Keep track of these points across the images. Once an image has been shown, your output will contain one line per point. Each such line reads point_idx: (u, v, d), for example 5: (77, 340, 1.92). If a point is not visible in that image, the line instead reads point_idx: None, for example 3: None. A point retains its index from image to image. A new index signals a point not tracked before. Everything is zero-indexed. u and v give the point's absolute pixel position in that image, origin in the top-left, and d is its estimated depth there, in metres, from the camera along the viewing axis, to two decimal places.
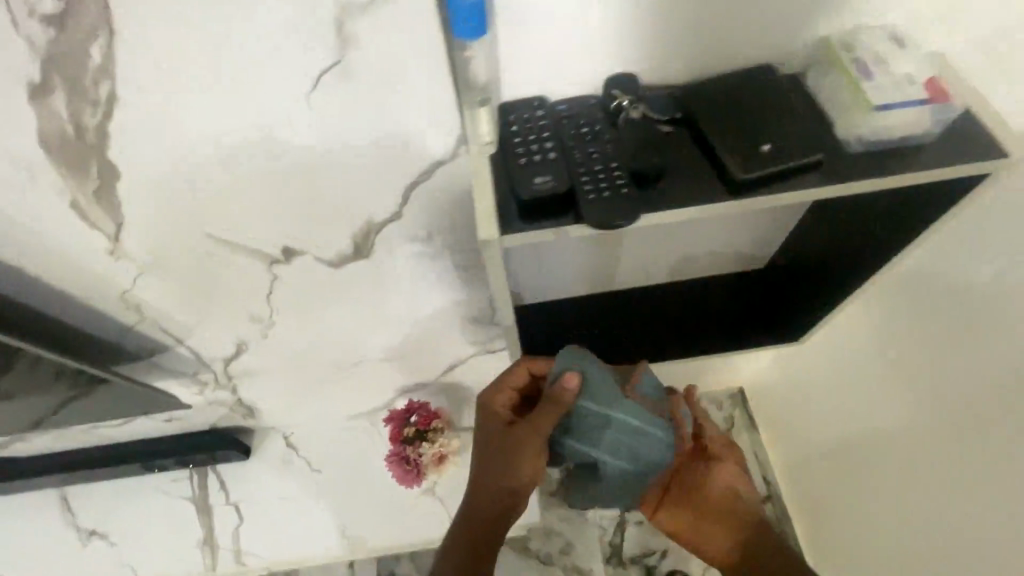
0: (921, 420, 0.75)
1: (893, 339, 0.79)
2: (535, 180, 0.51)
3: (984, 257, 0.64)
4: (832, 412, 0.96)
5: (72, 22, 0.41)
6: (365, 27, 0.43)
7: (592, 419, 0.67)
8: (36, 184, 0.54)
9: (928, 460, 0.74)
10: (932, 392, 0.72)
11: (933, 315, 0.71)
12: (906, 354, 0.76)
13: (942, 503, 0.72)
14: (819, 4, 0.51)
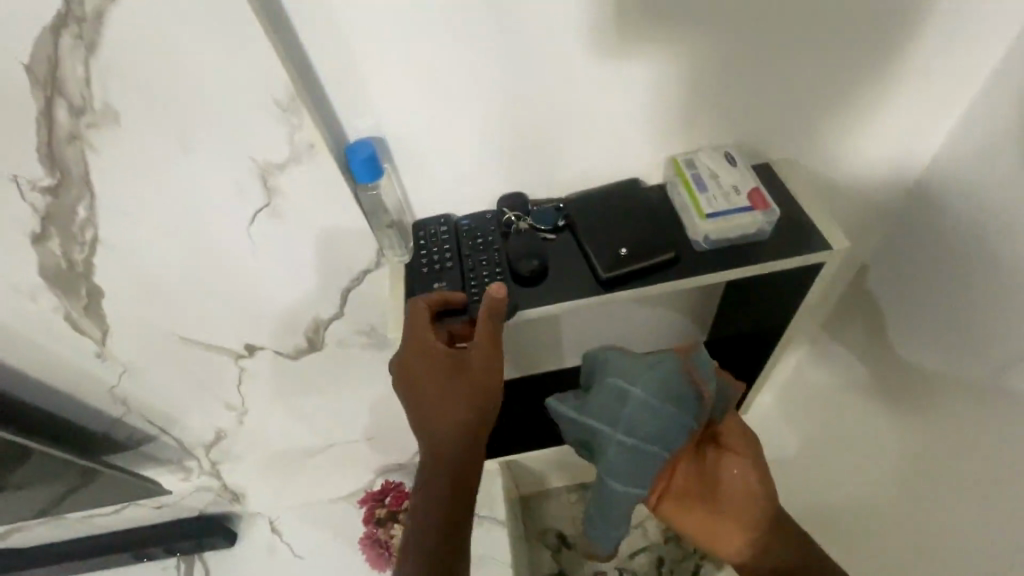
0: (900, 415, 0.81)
1: (874, 345, 0.88)
2: (432, 286, 0.63)
3: (939, 271, 0.75)
4: (815, 421, 1.02)
5: (64, 189, 0.52)
6: (284, 178, 0.55)
7: (611, 394, 0.63)
8: (38, 304, 0.66)
9: (905, 453, 0.79)
10: (910, 388, 0.79)
11: (907, 321, 0.80)
12: (888, 355, 0.84)
13: (918, 493, 0.76)
14: (657, 132, 0.64)
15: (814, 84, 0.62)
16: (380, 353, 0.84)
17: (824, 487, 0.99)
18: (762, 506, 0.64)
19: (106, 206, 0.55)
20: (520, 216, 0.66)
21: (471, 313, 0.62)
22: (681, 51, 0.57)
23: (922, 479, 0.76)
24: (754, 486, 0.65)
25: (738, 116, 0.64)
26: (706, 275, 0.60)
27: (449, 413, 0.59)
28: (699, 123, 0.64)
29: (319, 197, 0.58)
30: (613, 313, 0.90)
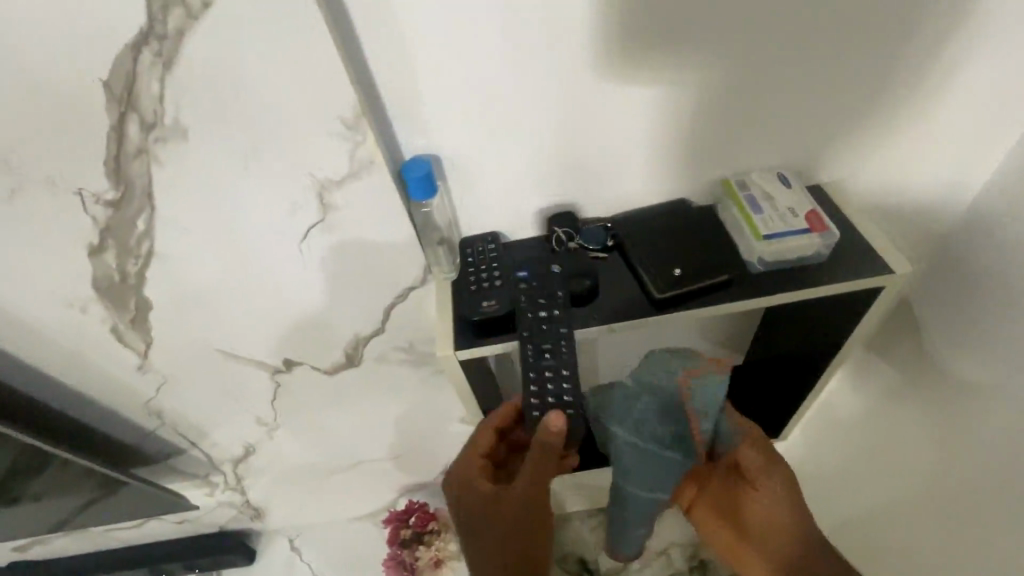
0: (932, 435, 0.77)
1: (901, 370, 0.84)
2: (483, 304, 0.61)
3: (971, 290, 0.72)
4: (839, 452, 0.95)
5: (127, 203, 0.53)
6: (341, 196, 0.55)
7: (622, 402, 0.70)
8: (86, 316, 0.66)
9: (945, 472, 0.74)
10: (945, 407, 0.75)
11: (941, 342, 0.78)
12: (915, 378, 0.81)
13: (962, 513, 0.70)
14: (708, 156, 0.63)
15: (872, 109, 0.61)
16: (416, 370, 0.83)
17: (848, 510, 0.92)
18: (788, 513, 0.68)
19: (165, 220, 0.55)
20: (570, 235, 0.65)
21: (523, 333, 0.61)
22: (740, 75, 0.57)
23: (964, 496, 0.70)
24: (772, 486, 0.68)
25: (792, 140, 0.63)
26: (762, 298, 0.59)
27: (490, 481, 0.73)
28: (754, 148, 0.63)
29: (374, 214, 0.58)
30: (652, 338, 0.89)
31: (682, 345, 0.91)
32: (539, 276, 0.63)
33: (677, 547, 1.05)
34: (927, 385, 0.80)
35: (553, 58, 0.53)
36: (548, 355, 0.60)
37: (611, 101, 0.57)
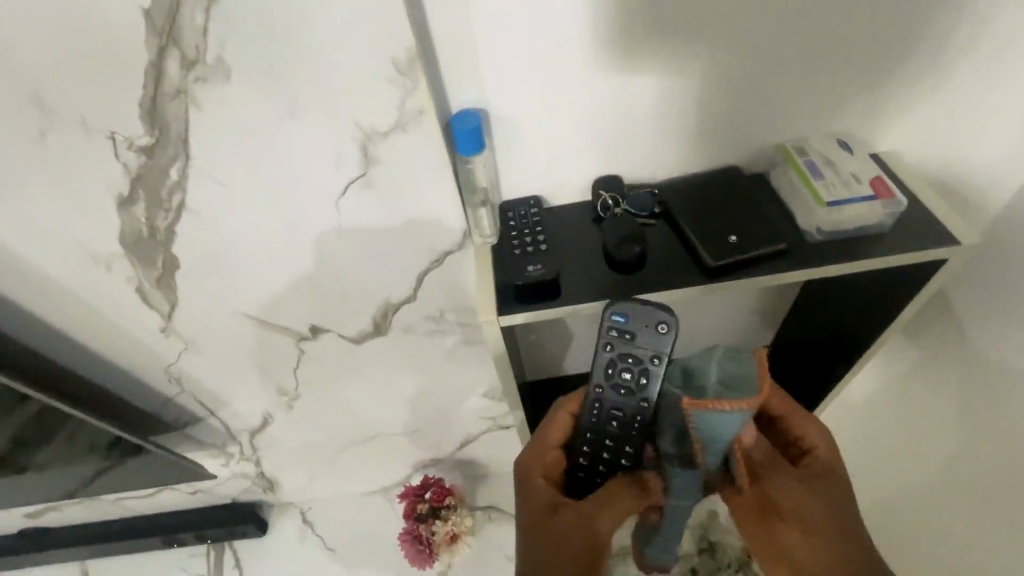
0: (970, 412, 0.72)
1: (937, 350, 0.78)
2: (528, 268, 0.61)
3: (998, 262, 0.65)
4: (877, 434, 0.89)
5: (160, 150, 0.52)
6: (384, 148, 0.54)
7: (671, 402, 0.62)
8: (109, 274, 0.64)
9: (983, 449, 0.69)
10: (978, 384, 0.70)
11: (967, 318, 0.72)
12: (950, 358, 0.75)
13: (1000, 489, 0.66)
14: (748, 123, 0.63)
15: (916, 74, 0.60)
16: (444, 341, 0.81)
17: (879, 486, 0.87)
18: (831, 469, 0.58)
19: (199, 168, 0.54)
20: (616, 199, 0.64)
21: (571, 298, 0.60)
22: (784, 36, 0.56)
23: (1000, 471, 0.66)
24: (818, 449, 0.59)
25: (834, 106, 0.63)
26: (824, 265, 0.58)
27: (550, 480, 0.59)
28: (792, 113, 0.63)
29: (413, 172, 0.57)
30: (684, 313, 0.86)
31: (710, 325, 0.90)
32: (639, 328, 0.58)
33: (688, 531, 1.02)
34: (961, 369, 0.73)
35: (596, 11, 0.52)
36: (624, 391, 0.59)
37: (651, 59, 0.56)
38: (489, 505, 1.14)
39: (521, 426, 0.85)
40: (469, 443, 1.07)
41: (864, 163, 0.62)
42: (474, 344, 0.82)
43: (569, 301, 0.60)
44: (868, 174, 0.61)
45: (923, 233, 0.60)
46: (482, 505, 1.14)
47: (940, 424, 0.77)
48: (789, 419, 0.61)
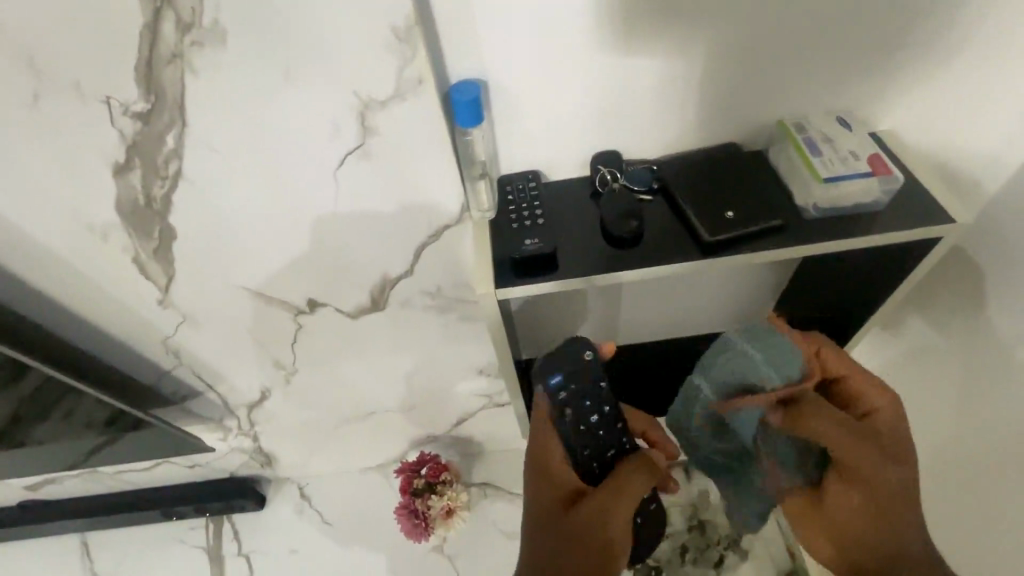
0: (974, 388, 0.73)
1: (942, 326, 0.79)
2: (526, 242, 0.61)
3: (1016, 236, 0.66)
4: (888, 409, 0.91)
5: (155, 116, 0.52)
6: (382, 117, 0.54)
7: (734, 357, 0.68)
8: (106, 244, 0.64)
9: (986, 424, 0.71)
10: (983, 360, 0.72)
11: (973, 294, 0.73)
12: (955, 335, 0.76)
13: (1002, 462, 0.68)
14: (746, 101, 0.63)
15: (918, 50, 0.59)
16: (441, 317, 0.81)
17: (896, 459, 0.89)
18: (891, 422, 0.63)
19: (194, 136, 0.54)
20: (615, 174, 0.64)
21: (568, 272, 0.60)
22: (785, 11, 0.55)
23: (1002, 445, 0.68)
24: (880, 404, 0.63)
25: (836, 83, 0.62)
26: (819, 242, 0.59)
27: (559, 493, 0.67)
28: (791, 90, 0.62)
29: (411, 144, 0.57)
30: (680, 291, 0.87)
31: (705, 304, 0.91)
32: None
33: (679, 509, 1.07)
34: (960, 351, 0.76)
35: None
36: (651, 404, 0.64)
37: (652, 33, 0.56)
38: (484, 481, 1.15)
39: (517, 402, 0.86)
40: (465, 420, 1.08)
41: (860, 141, 0.62)
42: (471, 320, 0.83)
43: (565, 275, 0.60)
44: (864, 151, 0.61)
45: (916, 212, 0.60)
46: (477, 480, 1.16)
47: (938, 407, 0.80)
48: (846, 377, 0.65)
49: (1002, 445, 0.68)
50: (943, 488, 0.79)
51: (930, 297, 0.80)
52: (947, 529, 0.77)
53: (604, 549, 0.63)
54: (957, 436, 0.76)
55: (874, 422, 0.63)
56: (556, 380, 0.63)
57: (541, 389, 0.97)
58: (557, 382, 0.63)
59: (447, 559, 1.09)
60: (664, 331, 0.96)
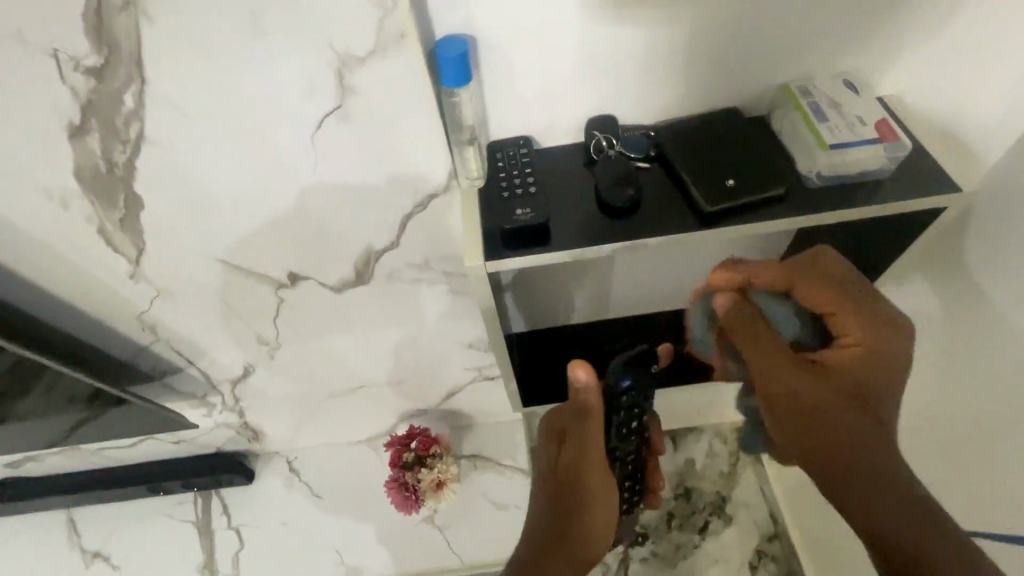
0: (963, 354, 0.72)
1: (930, 292, 0.78)
2: (517, 211, 0.58)
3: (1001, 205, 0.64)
4: None
5: (110, 72, 0.49)
6: (361, 76, 0.51)
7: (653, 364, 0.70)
8: (68, 214, 0.60)
9: (977, 389, 0.70)
10: (973, 324, 0.70)
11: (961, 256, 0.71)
12: (943, 299, 0.75)
13: (994, 426, 0.68)
14: (747, 62, 0.59)
15: (926, 9, 0.56)
16: (429, 290, 0.79)
17: None
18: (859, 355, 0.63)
19: (155, 94, 0.51)
20: (611, 140, 0.61)
21: (560, 244, 0.58)
22: None
23: (995, 411, 0.67)
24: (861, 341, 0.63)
25: (844, 43, 0.59)
26: (823, 212, 0.57)
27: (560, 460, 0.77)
28: (793, 50, 0.59)
29: (394, 105, 0.53)
30: (675, 262, 0.86)
31: (699, 276, 0.89)
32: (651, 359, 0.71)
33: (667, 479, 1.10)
34: (944, 331, 0.75)
35: None
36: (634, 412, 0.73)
37: None
38: (475, 453, 1.15)
39: (508, 376, 0.85)
40: (454, 394, 1.07)
41: (863, 106, 0.59)
42: (460, 293, 0.80)
43: (558, 246, 0.58)
44: (872, 117, 0.59)
45: (918, 180, 0.58)
46: (467, 453, 1.16)
47: (926, 374, 0.80)
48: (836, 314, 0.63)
49: (984, 420, 0.69)
50: (936, 454, 0.79)
51: (919, 276, 0.79)
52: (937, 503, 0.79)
53: (580, 489, 0.74)
54: (941, 417, 0.77)
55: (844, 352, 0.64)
56: (625, 384, 0.68)
57: (532, 362, 0.95)
58: (627, 386, 0.68)
59: (437, 529, 1.10)
60: (657, 303, 0.95)
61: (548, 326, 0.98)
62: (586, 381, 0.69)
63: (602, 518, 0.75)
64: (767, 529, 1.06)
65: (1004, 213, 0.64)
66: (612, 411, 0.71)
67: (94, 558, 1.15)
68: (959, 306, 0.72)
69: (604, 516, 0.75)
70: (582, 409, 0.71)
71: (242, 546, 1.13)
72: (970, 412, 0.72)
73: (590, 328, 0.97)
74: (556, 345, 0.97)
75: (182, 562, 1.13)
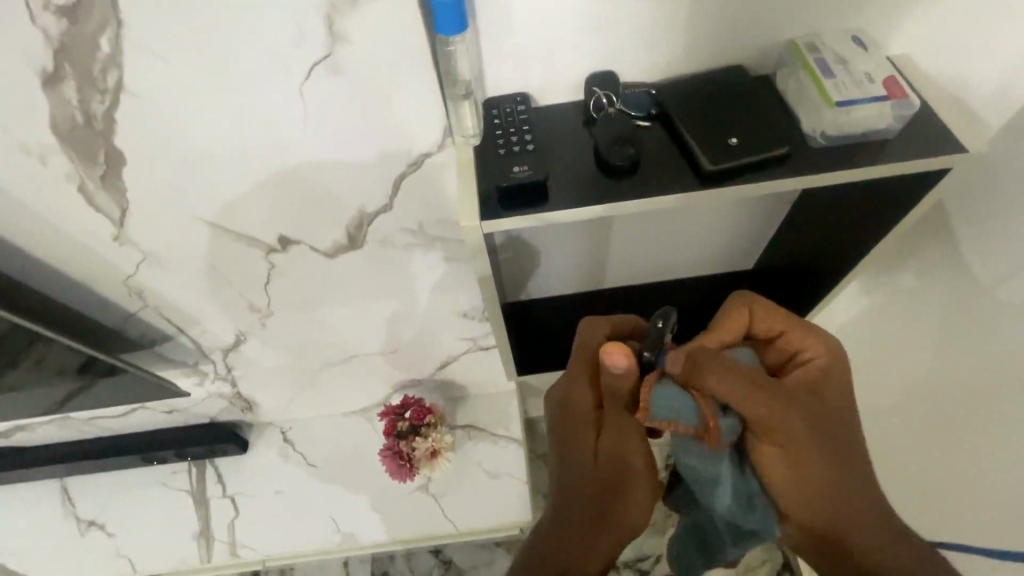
0: (964, 322, 0.73)
1: (930, 262, 0.78)
2: (514, 170, 0.56)
3: (1013, 174, 0.64)
4: (873, 349, 0.91)
5: (83, 14, 0.46)
6: (352, 23, 0.49)
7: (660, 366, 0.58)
8: (45, 170, 0.58)
9: (978, 356, 0.71)
10: (976, 293, 0.70)
11: (966, 224, 0.71)
12: (943, 268, 0.76)
13: (998, 393, 0.68)
14: (753, 17, 0.57)
15: None
16: (422, 256, 0.77)
17: (882, 396, 0.90)
18: (815, 371, 0.58)
19: (133, 40, 0.48)
20: (612, 98, 0.59)
21: (558, 203, 0.57)
22: None
23: (996, 379, 0.68)
24: (816, 359, 0.59)
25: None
26: (827, 171, 0.56)
27: (582, 444, 0.62)
28: (801, 5, 0.56)
29: (386, 55, 0.51)
30: (673, 226, 0.84)
31: (696, 241, 0.88)
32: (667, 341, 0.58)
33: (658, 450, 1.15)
34: (944, 300, 0.76)
35: None
36: None
37: None
38: (469, 423, 1.16)
39: (504, 344, 0.84)
40: (449, 364, 1.06)
41: (869, 66, 0.58)
42: (454, 260, 0.78)
43: (557, 206, 0.57)
44: (879, 74, 0.57)
45: (924, 141, 0.57)
46: (461, 423, 1.16)
47: (924, 342, 0.80)
48: (786, 334, 0.60)
49: (986, 387, 0.70)
50: (931, 422, 0.80)
51: (917, 243, 0.79)
52: (929, 463, 0.81)
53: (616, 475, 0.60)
54: (939, 384, 0.78)
55: (805, 372, 0.58)
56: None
57: (528, 333, 0.95)
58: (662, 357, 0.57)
59: (432, 497, 1.11)
60: (653, 271, 0.95)
61: (544, 294, 0.97)
62: (624, 368, 0.55)
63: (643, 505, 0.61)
64: None
65: (1016, 178, 0.63)
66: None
67: (89, 526, 1.15)
68: (961, 275, 0.73)
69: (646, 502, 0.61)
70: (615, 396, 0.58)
71: (237, 514, 1.13)
72: (968, 378, 0.73)
73: (585, 296, 0.96)
74: (552, 315, 0.96)
75: (178, 529, 1.13)
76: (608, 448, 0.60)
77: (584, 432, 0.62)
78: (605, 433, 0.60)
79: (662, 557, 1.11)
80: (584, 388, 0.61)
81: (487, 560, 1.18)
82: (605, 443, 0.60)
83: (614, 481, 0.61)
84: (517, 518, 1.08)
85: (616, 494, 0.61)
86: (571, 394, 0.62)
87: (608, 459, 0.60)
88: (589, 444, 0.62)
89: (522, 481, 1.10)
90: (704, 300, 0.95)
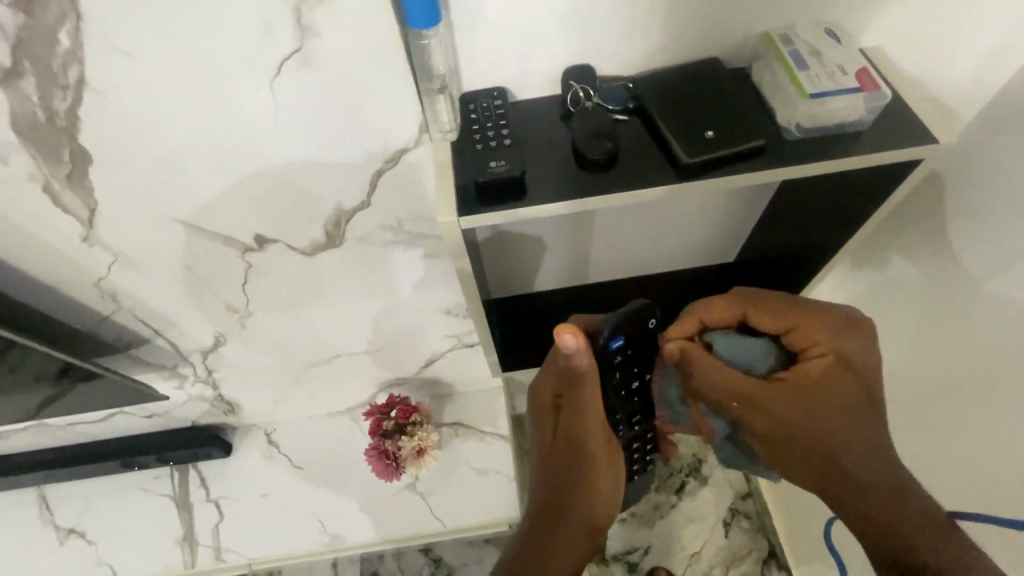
0: (938, 308, 0.74)
1: (906, 250, 0.79)
2: (490, 164, 0.56)
3: (986, 161, 0.65)
4: None
5: (39, 7, 0.45)
6: (321, 15, 0.48)
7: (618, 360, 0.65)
8: (7, 170, 0.56)
9: (951, 340, 0.72)
10: (949, 281, 0.72)
11: (941, 212, 0.72)
12: (918, 256, 0.77)
13: (969, 378, 0.70)
14: (728, 10, 0.57)
15: None
16: (404, 253, 0.76)
17: None
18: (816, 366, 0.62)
19: (94, 34, 0.47)
20: (589, 92, 0.59)
21: (536, 198, 0.56)
22: None
23: (970, 364, 0.69)
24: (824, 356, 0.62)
25: None
26: (801, 163, 0.56)
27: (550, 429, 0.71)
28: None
29: (358, 49, 0.50)
30: (654, 219, 0.85)
31: (676, 234, 0.89)
32: (634, 339, 0.64)
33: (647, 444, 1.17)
34: (920, 288, 0.77)
35: None
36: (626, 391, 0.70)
37: None
38: (455, 420, 1.15)
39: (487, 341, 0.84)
40: (433, 362, 1.05)
41: (843, 59, 0.58)
42: (435, 257, 0.78)
43: (534, 201, 0.56)
44: (852, 66, 0.58)
45: (898, 131, 0.58)
46: (447, 421, 1.15)
47: (899, 332, 0.82)
48: (792, 330, 0.64)
49: (962, 373, 0.71)
50: (907, 408, 0.81)
51: (895, 233, 0.81)
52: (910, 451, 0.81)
53: (579, 469, 0.69)
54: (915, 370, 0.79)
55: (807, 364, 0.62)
56: (617, 343, 0.63)
57: (513, 330, 0.95)
58: (619, 345, 0.63)
59: (419, 496, 1.10)
60: (634, 265, 0.95)
61: (527, 291, 0.98)
62: (574, 348, 0.57)
63: (604, 506, 0.71)
64: (741, 485, 1.16)
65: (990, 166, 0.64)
66: (607, 369, 0.65)
67: (69, 534, 1.12)
68: (935, 264, 0.74)
69: (611, 493, 0.70)
70: (572, 376, 0.61)
71: (222, 518, 1.12)
72: (949, 367, 0.73)
73: (568, 292, 0.97)
74: (537, 310, 0.96)
75: (161, 535, 1.11)
76: (570, 432, 0.67)
77: (547, 418, 0.71)
78: (565, 415, 0.67)
79: (651, 549, 1.12)
80: (547, 385, 0.68)
81: (477, 558, 1.18)
82: (564, 425, 0.68)
83: (574, 461, 0.68)
84: (506, 514, 1.08)
85: (582, 473, 0.69)
86: (539, 382, 0.70)
87: (570, 442, 0.68)
88: (556, 427, 0.70)
89: (510, 478, 1.10)
90: (687, 293, 0.96)
